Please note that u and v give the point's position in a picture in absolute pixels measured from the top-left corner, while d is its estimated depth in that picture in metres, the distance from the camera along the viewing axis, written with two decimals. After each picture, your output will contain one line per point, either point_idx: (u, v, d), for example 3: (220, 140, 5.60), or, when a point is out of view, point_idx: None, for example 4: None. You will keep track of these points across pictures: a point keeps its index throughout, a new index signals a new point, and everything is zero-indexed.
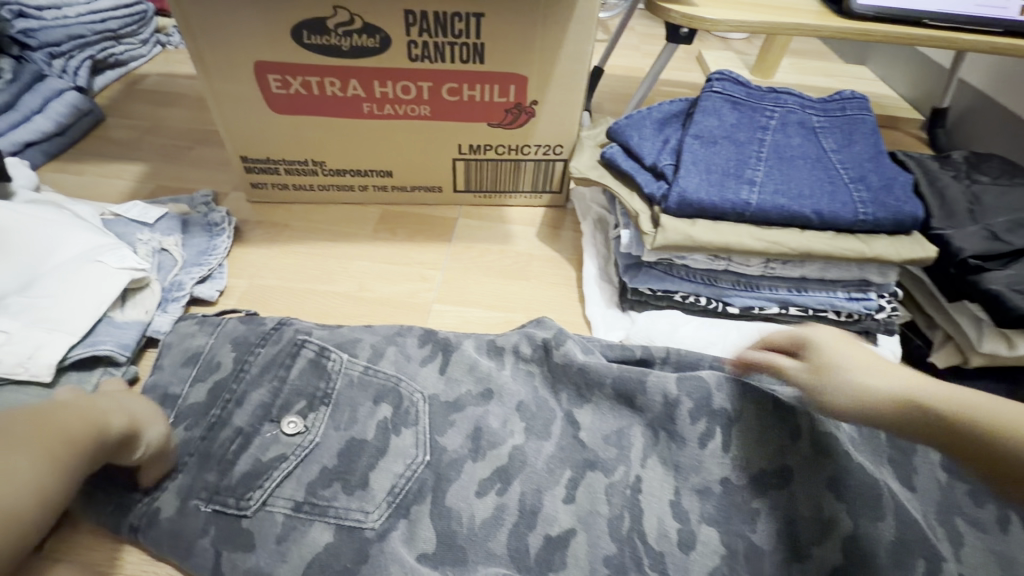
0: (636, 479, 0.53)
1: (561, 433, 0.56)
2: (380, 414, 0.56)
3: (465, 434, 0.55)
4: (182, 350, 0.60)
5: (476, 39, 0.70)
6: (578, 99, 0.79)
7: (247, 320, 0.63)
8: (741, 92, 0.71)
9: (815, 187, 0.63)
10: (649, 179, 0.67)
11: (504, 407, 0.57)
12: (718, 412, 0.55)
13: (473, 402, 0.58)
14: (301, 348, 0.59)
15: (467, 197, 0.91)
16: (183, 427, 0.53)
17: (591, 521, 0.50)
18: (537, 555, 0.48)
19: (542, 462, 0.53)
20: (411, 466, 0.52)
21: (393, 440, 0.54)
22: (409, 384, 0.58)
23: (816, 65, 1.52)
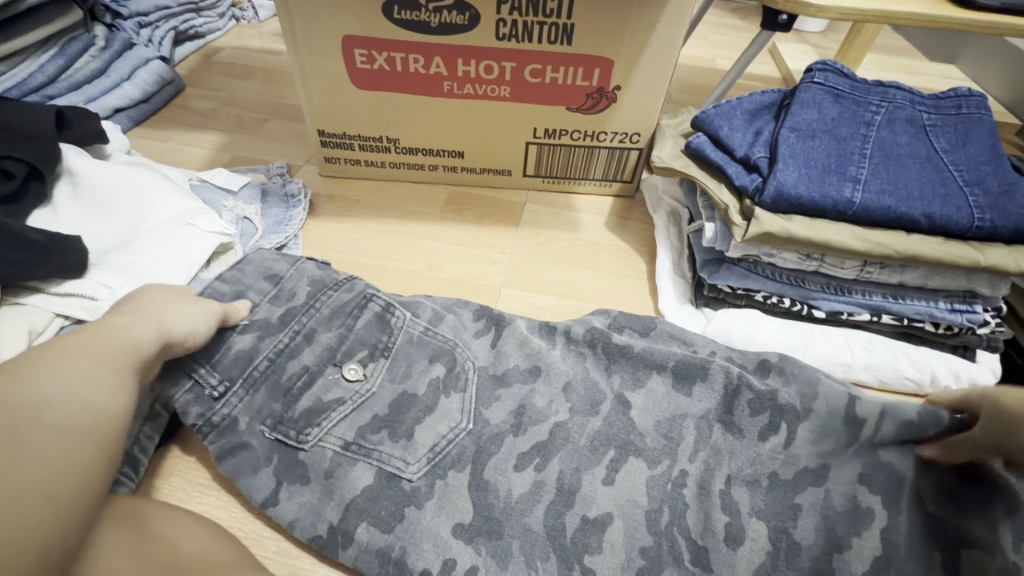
0: (680, 473, 0.51)
1: (637, 418, 0.54)
2: (434, 372, 0.55)
3: (508, 410, 0.54)
4: (261, 269, 0.58)
5: (567, 19, 0.68)
6: (663, 84, 0.76)
7: (326, 265, 0.61)
8: (845, 84, 0.67)
9: (925, 188, 0.59)
10: (740, 172, 0.65)
11: (551, 387, 0.56)
12: (785, 408, 0.53)
13: (519, 378, 0.57)
14: (369, 301, 0.58)
15: (536, 181, 0.90)
16: (254, 334, 0.52)
17: (630, 510, 0.49)
18: (573, 534, 0.48)
19: (587, 440, 0.53)
20: (454, 430, 0.52)
21: (442, 400, 0.54)
22: (464, 351, 0.58)
23: (899, 62, 1.43)
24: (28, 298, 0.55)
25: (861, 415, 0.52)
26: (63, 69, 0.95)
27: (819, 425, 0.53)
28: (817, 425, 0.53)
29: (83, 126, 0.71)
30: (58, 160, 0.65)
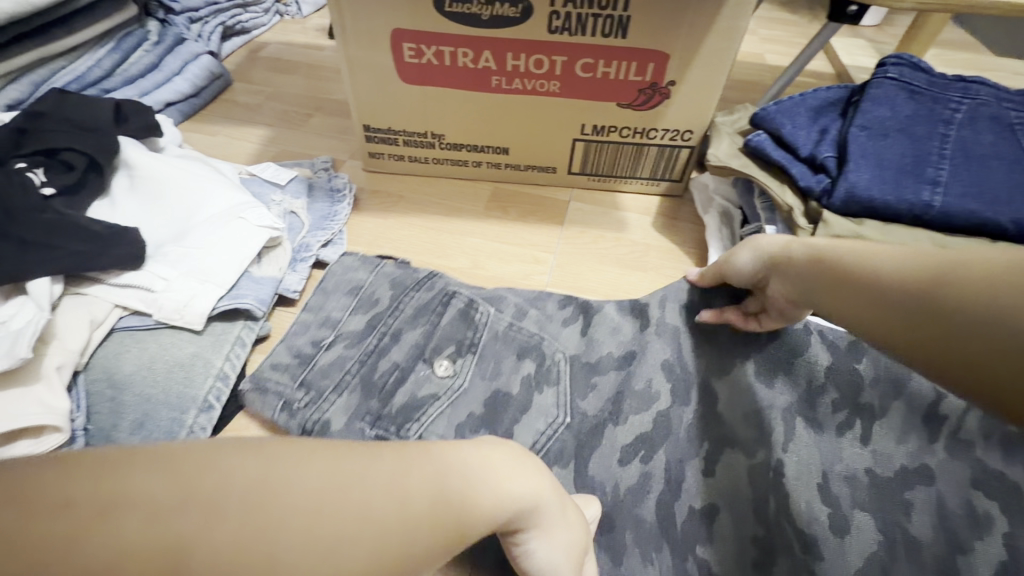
0: (777, 462, 0.47)
1: (700, 401, 0.51)
2: (524, 369, 0.53)
3: (605, 399, 0.52)
4: (345, 282, 0.60)
5: (623, 11, 0.66)
6: (720, 79, 0.73)
7: (403, 265, 0.62)
8: (922, 80, 0.63)
9: (1013, 192, 0.55)
10: (805, 172, 0.61)
11: (646, 369, 0.53)
12: (864, 408, 0.48)
13: (614, 365, 0.54)
14: (452, 298, 0.56)
15: (582, 179, 0.88)
16: (340, 348, 0.53)
17: (735, 500, 0.47)
18: (683, 525, 0.46)
19: (684, 432, 0.50)
20: (553, 425, 0.50)
21: (536, 397, 0.51)
22: (552, 343, 0.55)
23: (963, 57, 1.36)
24: (88, 287, 0.57)
25: (943, 413, 0.47)
26: (118, 64, 0.97)
27: (897, 424, 0.47)
28: (903, 424, 0.47)
29: (140, 118, 0.72)
30: (116, 151, 0.66)
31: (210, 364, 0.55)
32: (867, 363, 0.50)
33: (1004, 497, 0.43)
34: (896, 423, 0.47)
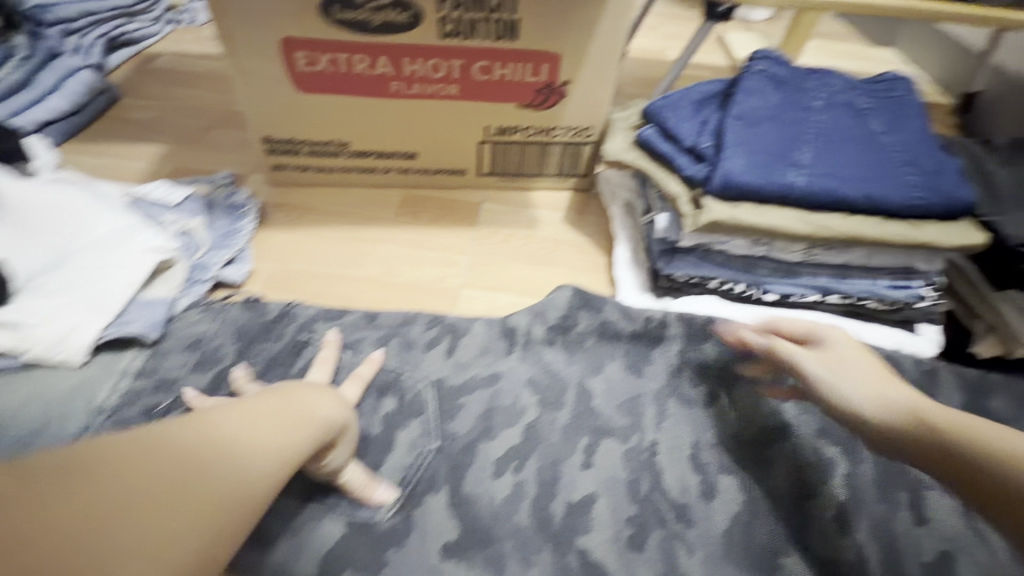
0: (650, 443, 0.57)
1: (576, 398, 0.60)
2: (384, 407, 0.59)
3: (475, 417, 0.59)
4: (187, 335, 0.60)
5: (510, 15, 0.68)
6: (611, 78, 0.76)
7: (250, 307, 0.64)
8: (785, 72, 0.69)
9: (867, 169, 0.60)
10: (688, 162, 0.65)
11: (512, 384, 0.61)
12: (721, 379, 0.62)
13: (480, 385, 0.61)
14: (305, 344, 0.62)
15: (493, 180, 0.90)
16: (189, 415, 0.55)
17: (612, 485, 0.54)
18: (561, 520, 0.52)
19: (558, 434, 0.57)
20: (419, 455, 0.56)
21: (399, 432, 0.57)
22: (412, 374, 0.61)
23: (841, 46, 1.49)
24: None
25: (792, 371, 0.60)
26: None
27: (754, 391, 0.61)
28: (756, 391, 0.61)
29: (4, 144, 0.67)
30: None
31: (92, 399, 0.54)
32: (711, 345, 0.64)
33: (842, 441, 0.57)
34: (747, 393, 0.61)
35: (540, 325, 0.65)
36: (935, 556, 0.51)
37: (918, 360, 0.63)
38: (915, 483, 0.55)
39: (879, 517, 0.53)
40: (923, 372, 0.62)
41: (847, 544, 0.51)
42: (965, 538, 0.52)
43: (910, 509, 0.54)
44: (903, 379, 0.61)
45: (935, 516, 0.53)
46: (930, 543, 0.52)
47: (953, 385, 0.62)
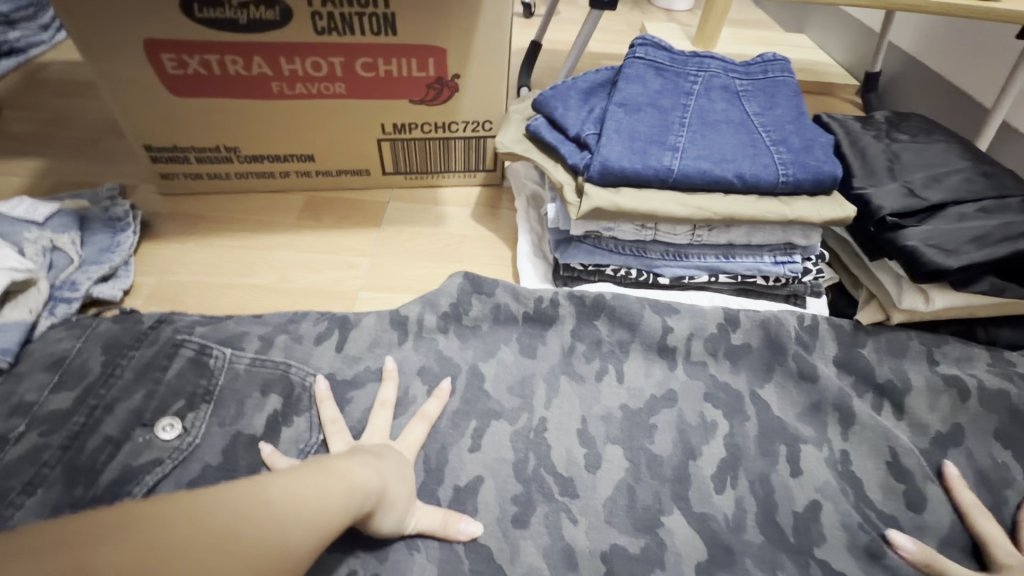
0: (540, 420, 0.58)
1: (467, 381, 0.61)
2: (269, 405, 0.55)
3: (364, 408, 0.57)
4: (46, 355, 0.56)
5: (386, 9, 0.67)
6: (502, 70, 0.76)
7: (123, 319, 0.59)
8: (664, 57, 0.70)
9: (737, 150, 0.62)
10: (572, 150, 0.65)
11: (406, 375, 0.61)
12: (609, 354, 0.63)
13: (372, 377, 0.60)
14: (180, 348, 0.57)
15: (398, 178, 0.88)
16: (36, 435, 0.49)
17: (498, 468, 0.54)
18: (448, 506, 0.51)
19: (447, 419, 0.57)
20: (304, 452, 0.52)
21: (283, 431, 0.53)
22: (300, 370, 0.58)
23: (756, 33, 1.53)
24: None
25: (672, 345, 0.63)
26: None
27: (641, 360, 0.63)
28: (642, 359, 0.63)
29: None
30: None
31: None
32: (603, 320, 0.65)
33: (726, 405, 0.60)
34: (634, 362, 0.63)
35: (431, 314, 0.65)
36: (806, 505, 0.53)
37: (801, 317, 0.65)
38: (793, 438, 0.57)
39: (757, 472, 0.55)
40: (805, 329, 0.64)
41: (721, 498, 0.53)
42: (837, 490, 0.54)
43: (787, 462, 0.56)
44: (785, 340, 0.63)
45: (808, 467, 0.55)
46: (802, 492, 0.54)
47: (831, 340, 0.64)
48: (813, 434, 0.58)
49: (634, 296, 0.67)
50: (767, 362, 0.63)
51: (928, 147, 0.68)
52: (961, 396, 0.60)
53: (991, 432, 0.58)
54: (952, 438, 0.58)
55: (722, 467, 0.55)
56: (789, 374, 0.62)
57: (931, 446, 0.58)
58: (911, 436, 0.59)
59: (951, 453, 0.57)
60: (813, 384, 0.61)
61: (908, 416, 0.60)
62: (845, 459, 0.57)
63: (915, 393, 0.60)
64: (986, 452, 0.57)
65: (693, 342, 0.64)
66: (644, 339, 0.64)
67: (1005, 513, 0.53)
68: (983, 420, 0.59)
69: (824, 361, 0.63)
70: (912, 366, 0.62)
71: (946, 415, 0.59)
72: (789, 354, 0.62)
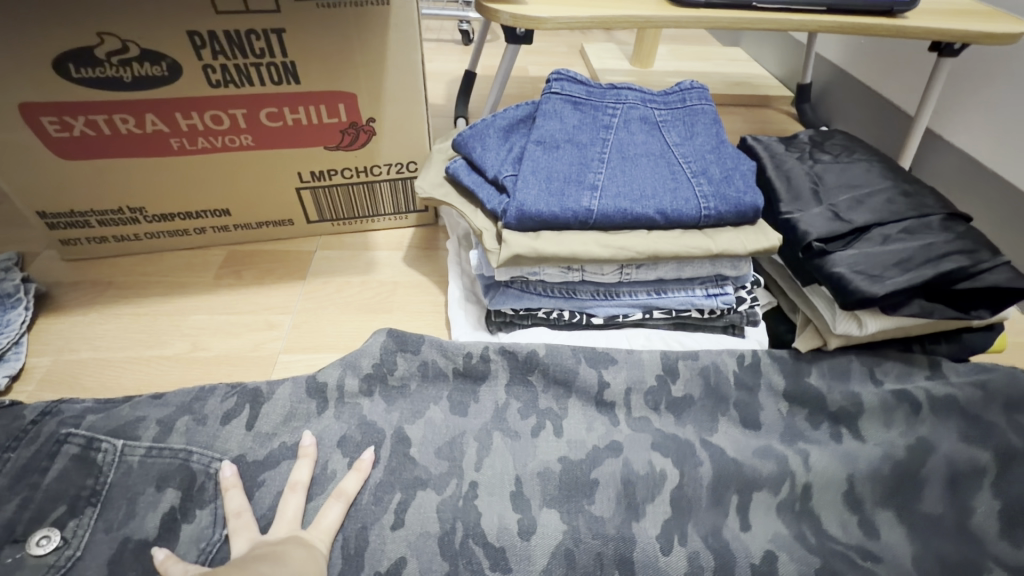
0: (470, 486, 0.54)
1: (392, 449, 0.56)
2: (165, 502, 0.50)
3: (276, 492, 0.52)
4: None
5: (284, 58, 0.63)
6: (419, 111, 0.73)
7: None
8: (581, 91, 0.68)
9: (657, 185, 0.60)
10: (491, 194, 0.62)
11: (323, 449, 0.56)
12: (545, 411, 0.60)
13: (287, 456, 0.55)
14: (63, 445, 0.52)
15: (325, 226, 0.83)
16: None
17: (422, 545, 0.50)
18: None
19: (368, 495, 0.53)
20: (205, 550, 0.47)
21: (182, 529, 0.49)
22: (203, 457, 0.53)
23: (694, 50, 1.55)
24: None
25: (610, 401, 0.60)
26: None
27: (581, 419, 0.59)
28: (580, 412, 0.60)
29: None
30: None
31: None
32: (538, 376, 0.62)
33: (670, 461, 0.56)
34: (571, 421, 0.59)
35: (353, 378, 0.60)
36: (762, 556, 0.49)
37: (741, 356, 0.63)
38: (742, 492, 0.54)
39: (708, 524, 0.51)
40: (745, 369, 0.62)
41: (669, 562, 0.48)
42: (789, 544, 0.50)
43: (737, 514, 0.52)
44: (725, 388, 0.61)
45: (765, 521, 0.52)
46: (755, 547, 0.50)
47: (776, 372, 0.62)
48: (768, 483, 0.54)
49: (566, 346, 0.64)
50: (717, 418, 0.60)
51: (849, 167, 0.68)
52: (914, 409, 0.58)
53: (957, 441, 0.56)
54: (921, 450, 0.55)
55: (667, 527, 0.51)
56: (733, 423, 0.59)
57: (894, 478, 0.55)
58: (870, 454, 0.55)
59: (918, 478, 0.54)
60: (757, 431, 0.59)
61: (861, 445, 0.56)
62: (806, 498, 0.53)
63: (867, 412, 0.58)
64: (953, 472, 0.55)
65: (628, 395, 0.61)
66: (582, 396, 0.61)
67: (977, 542, 0.50)
68: (942, 428, 0.56)
69: (768, 398, 0.61)
70: (860, 387, 0.60)
71: (905, 429, 0.57)
72: (731, 402, 0.60)
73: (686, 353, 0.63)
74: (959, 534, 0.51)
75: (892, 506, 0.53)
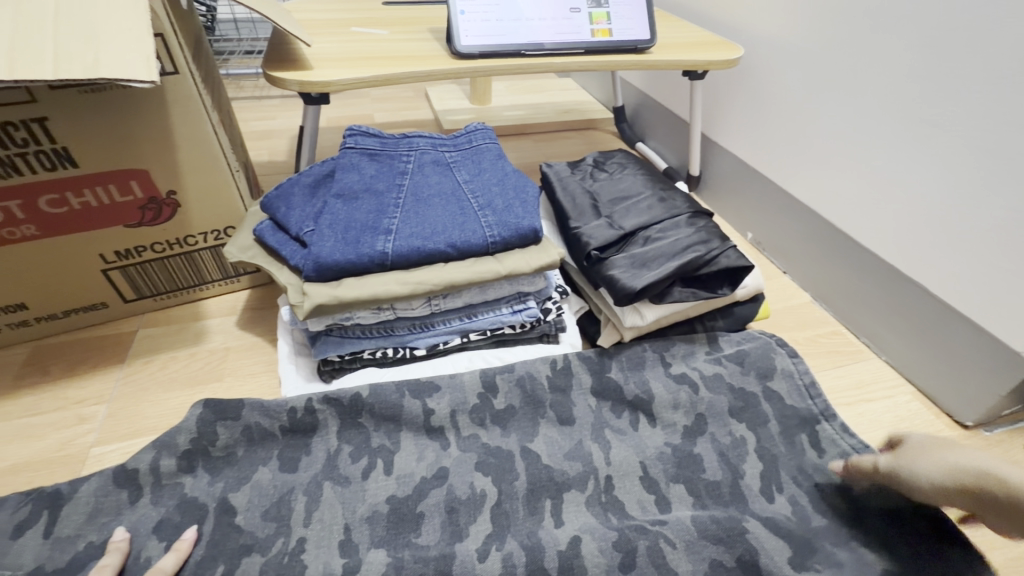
0: (297, 542, 0.54)
1: (214, 522, 0.55)
2: None
3: None
4: None
5: (53, 144, 0.62)
6: (223, 178, 0.74)
7: None
8: (375, 143, 0.72)
9: (447, 221, 0.66)
10: (294, 250, 0.65)
11: (138, 538, 0.54)
12: (376, 449, 0.62)
13: (93, 556, 0.52)
14: None
15: (147, 303, 0.80)
16: None
17: None
18: None
19: (188, 574, 0.52)
20: None
21: None
22: None
23: (529, 83, 1.69)
24: None
25: (438, 425, 0.64)
26: None
27: (412, 448, 0.62)
28: (410, 444, 0.63)
29: None
30: None
31: None
32: (367, 418, 0.64)
33: (494, 469, 0.61)
34: (402, 453, 0.62)
35: (169, 457, 0.59)
36: (569, 542, 0.54)
37: (553, 362, 0.70)
38: (557, 487, 0.60)
39: (526, 530, 0.56)
40: (557, 373, 0.69)
41: (484, 567, 0.52)
42: (596, 525, 0.56)
43: (551, 515, 0.57)
44: (541, 392, 0.67)
45: (574, 510, 0.58)
46: (566, 532, 0.55)
47: (584, 373, 0.69)
48: (578, 473, 0.61)
49: (391, 382, 0.67)
50: (537, 422, 0.65)
51: (621, 182, 0.78)
52: (693, 390, 0.68)
53: (726, 411, 0.66)
54: (696, 428, 0.65)
55: (487, 540, 0.55)
56: (551, 423, 0.65)
57: (681, 446, 0.63)
58: (661, 438, 0.64)
59: (700, 439, 0.64)
60: (571, 426, 0.65)
61: (653, 430, 0.65)
62: (609, 481, 0.60)
63: (657, 399, 0.67)
64: (726, 429, 0.65)
65: (453, 418, 0.65)
66: (411, 426, 0.64)
67: (740, 487, 0.60)
68: (715, 402, 0.67)
69: (580, 396, 0.68)
70: (651, 375, 0.69)
71: (688, 409, 0.66)
72: (549, 405, 0.66)
73: (504, 368, 0.69)
74: (728, 483, 0.60)
75: (683, 466, 0.62)
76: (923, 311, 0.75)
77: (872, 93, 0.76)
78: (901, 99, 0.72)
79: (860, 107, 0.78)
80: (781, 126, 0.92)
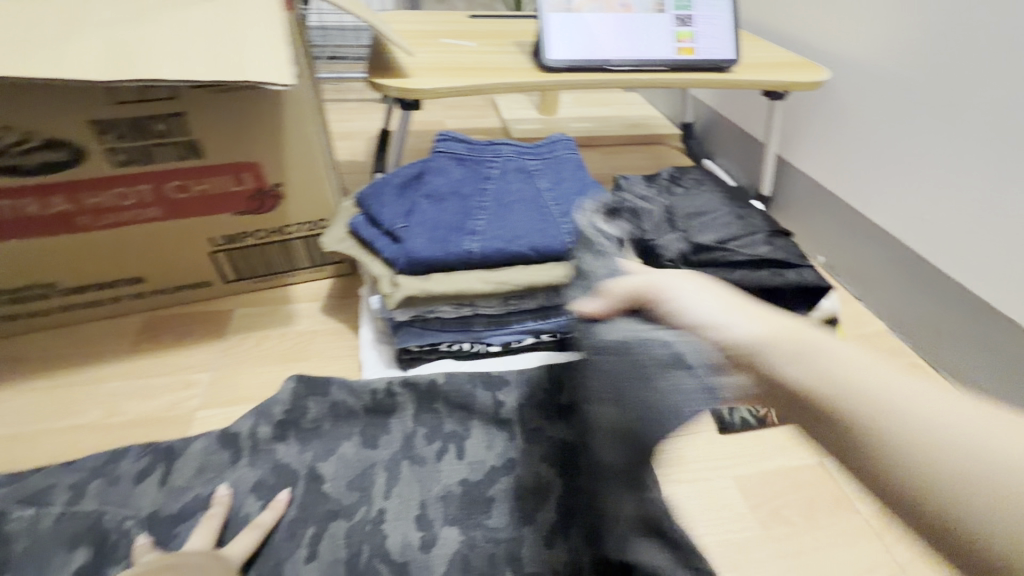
0: (378, 512, 0.58)
1: (305, 487, 0.60)
2: (76, 562, 0.52)
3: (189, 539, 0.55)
4: None
5: (186, 137, 0.70)
6: (322, 174, 0.80)
7: None
8: (463, 149, 0.77)
9: (529, 225, 0.69)
10: (386, 244, 0.70)
11: (238, 494, 0.59)
12: (450, 435, 0.66)
13: (200, 506, 0.58)
14: None
15: (244, 285, 0.88)
16: None
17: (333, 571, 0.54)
18: None
19: (282, 530, 0.57)
20: None
21: None
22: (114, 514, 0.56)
23: (595, 96, 1.72)
24: None
25: (508, 418, 0.67)
26: None
27: (483, 437, 0.66)
28: (481, 433, 0.66)
29: None
30: None
31: None
32: (443, 406, 0.68)
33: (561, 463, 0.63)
34: (474, 441, 0.65)
35: (266, 425, 0.64)
36: None
37: None
38: None
39: None
40: None
41: (552, 554, 0.55)
42: None
43: None
44: None
45: None
46: None
47: None
48: None
49: (465, 374, 0.70)
50: None
51: (697, 197, 0.80)
52: None
53: None
54: None
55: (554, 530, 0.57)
56: None
57: None
58: None
59: None
60: None
61: None
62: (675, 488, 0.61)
63: None
64: None
65: (523, 412, 0.67)
66: (483, 416, 0.67)
67: None
68: None
69: None
70: None
71: None
72: None
73: None
74: None
75: None
76: (1012, 345, 0.72)
77: (965, 120, 0.73)
78: (998, 127, 0.69)
79: (950, 133, 0.76)
80: (863, 149, 0.90)
